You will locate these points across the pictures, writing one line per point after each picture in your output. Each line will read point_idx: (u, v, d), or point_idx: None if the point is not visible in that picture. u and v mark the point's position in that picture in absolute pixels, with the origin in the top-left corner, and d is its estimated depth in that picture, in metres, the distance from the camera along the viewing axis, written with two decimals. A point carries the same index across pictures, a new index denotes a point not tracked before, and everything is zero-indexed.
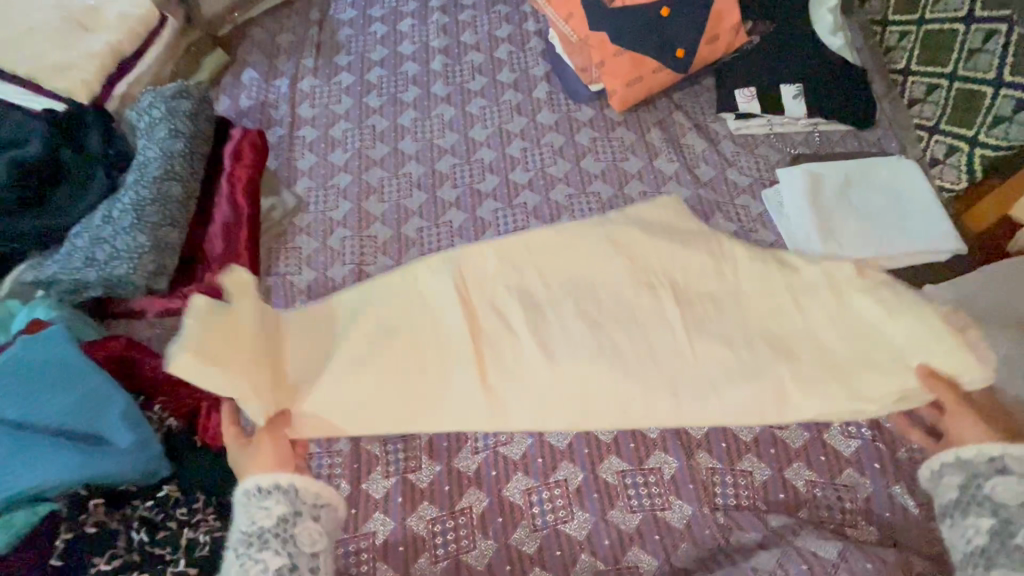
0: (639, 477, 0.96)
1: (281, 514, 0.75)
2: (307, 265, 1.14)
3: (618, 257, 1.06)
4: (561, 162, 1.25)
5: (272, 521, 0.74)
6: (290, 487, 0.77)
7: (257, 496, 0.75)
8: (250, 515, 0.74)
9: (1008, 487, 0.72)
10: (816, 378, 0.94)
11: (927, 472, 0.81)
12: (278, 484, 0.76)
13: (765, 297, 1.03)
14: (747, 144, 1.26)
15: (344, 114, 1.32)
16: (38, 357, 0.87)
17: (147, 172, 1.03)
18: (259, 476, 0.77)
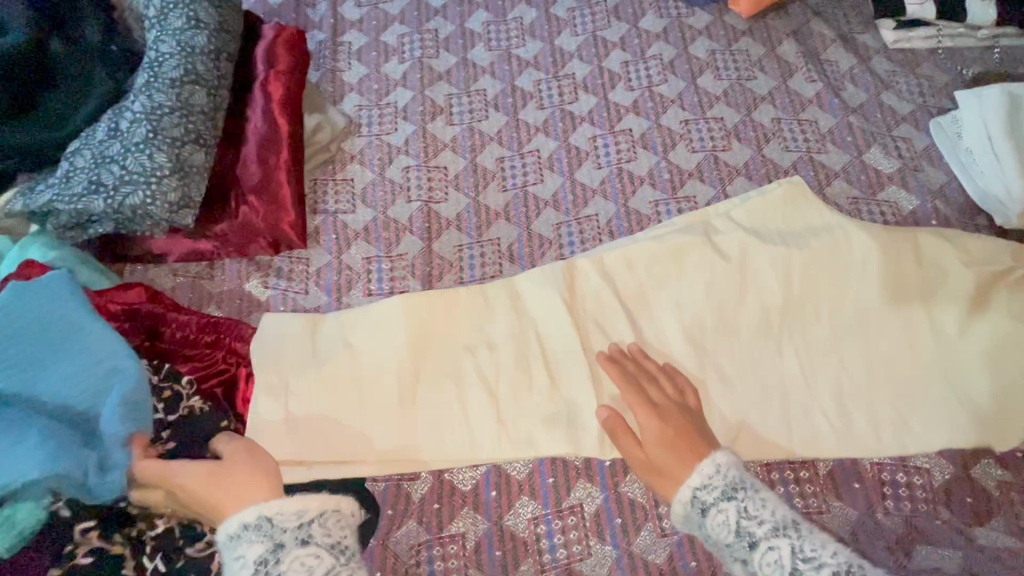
0: (788, 471, 0.77)
1: (259, 558, 0.51)
2: (362, 202, 0.92)
3: (741, 249, 0.85)
4: (673, 79, 1.00)
5: (252, 565, 0.51)
6: (260, 519, 0.53)
7: (236, 542, 0.53)
8: (233, 565, 0.52)
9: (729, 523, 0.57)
10: (979, 425, 0.77)
11: (683, 513, 0.61)
12: (249, 521, 0.53)
13: (924, 309, 0.82)
14: (906, 61, 1.01)
15: (399, 15, 1.07)
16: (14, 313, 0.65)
17: (160, 72, 0.79)
18: (224, 525, 0.54)
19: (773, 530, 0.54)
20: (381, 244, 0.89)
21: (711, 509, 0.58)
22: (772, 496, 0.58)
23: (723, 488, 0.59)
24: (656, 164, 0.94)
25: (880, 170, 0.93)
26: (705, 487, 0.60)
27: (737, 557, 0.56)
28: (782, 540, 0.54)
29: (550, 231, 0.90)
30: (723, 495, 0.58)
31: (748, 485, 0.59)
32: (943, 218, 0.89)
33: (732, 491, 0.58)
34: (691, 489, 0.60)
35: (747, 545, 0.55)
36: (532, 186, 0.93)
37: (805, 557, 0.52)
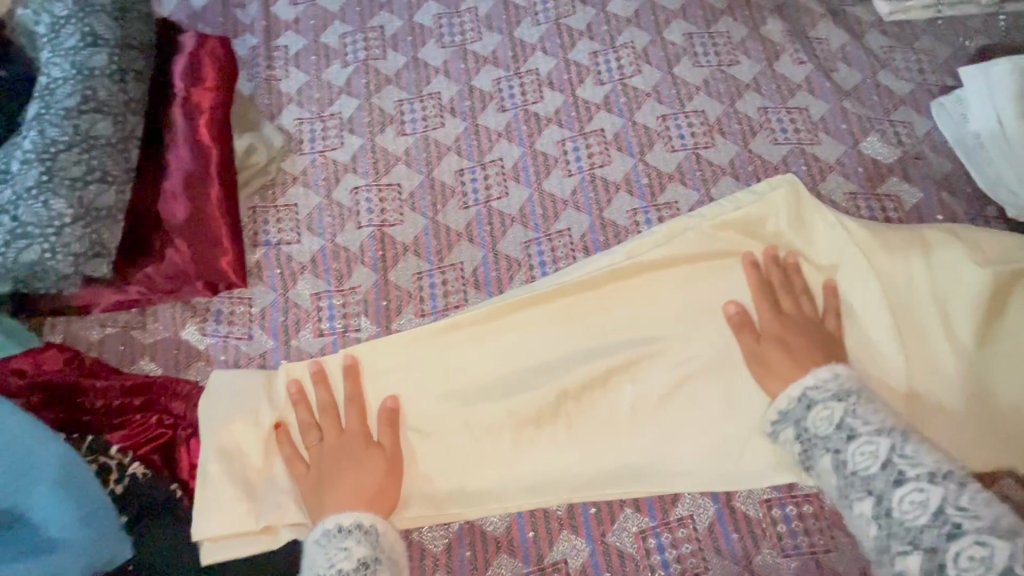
0: (790, 506, 0.70)
1: (362, 559, 0.58)
2: (308, 230, 0.82)
3: (732, 258, 0.75)
4: (648, 70, 0.90)
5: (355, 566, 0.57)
6: (376, 528, 0.60)
7: (334, 537, 0.59)
8: (329, 559, 0.57)
9: (864, 449, 0.56)
10: (1002, 446, 0.69)
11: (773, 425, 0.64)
12: (358, 521, 0.60)
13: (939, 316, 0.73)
14: (903, 35, 0.91)
15: (339, 12, 0.95)
16: None
17: (55, 102, 0.69)
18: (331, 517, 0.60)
19: (877, 430, 0.57)
20: (332, 277, 0.80)
21: (815, 405, 0.61)
22: (881, 408, 0.59)
23: (835, 391, 0.61)
24: (632, 167, 0.85)
25: (878, 161, 0.84)
26: (817, 387, 0.62)
27: (873, 491, 0.54)
28: (883, 437, 0.56)
29: (518, 250, 0.81)
30: (835, 395, 0.60)
31: (863, 393, 0.61)
32: (949, 211, 0.81)
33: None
34: (802, 387, 0.63)
35: (844, 437, 0.58)
36: (497, 200, 0.84)
37: (907, 459, 0.54)
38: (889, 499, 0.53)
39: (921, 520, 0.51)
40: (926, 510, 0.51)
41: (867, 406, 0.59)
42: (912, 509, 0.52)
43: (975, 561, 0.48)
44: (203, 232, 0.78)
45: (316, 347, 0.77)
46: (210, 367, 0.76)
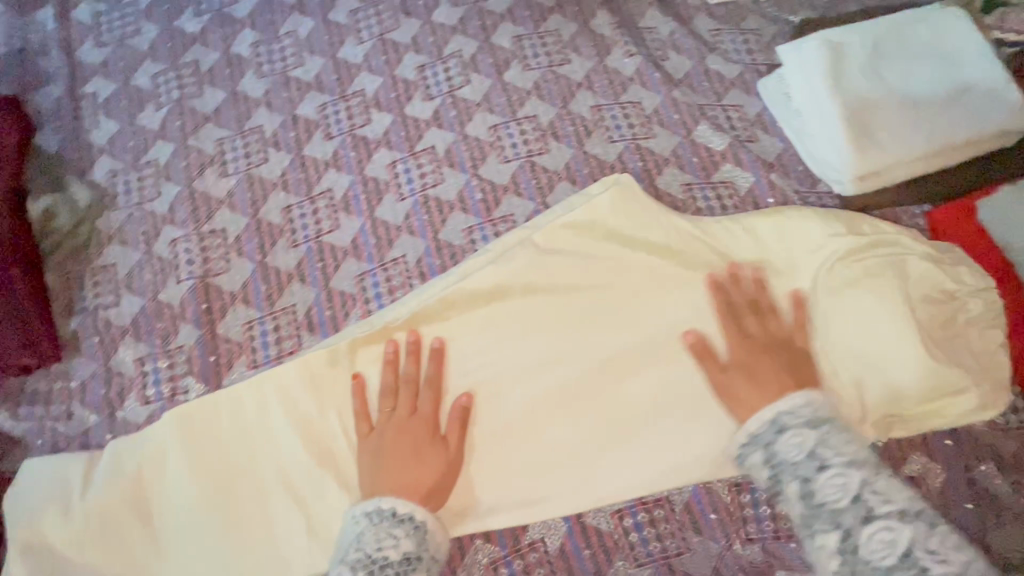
0: (641, 513, 0.70)
1: (407, 554, 0.56)
2: (128, 290, 0.78)
3: (562, 266, 0.76)
4: (476, 79, 0.87)
5: (401, 557, 0.56)
6: (426, 526, 0.59)
7: (387, 521, 0.58)
8: (378, 543, 0.57)
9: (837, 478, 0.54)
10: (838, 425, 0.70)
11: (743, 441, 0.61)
12: (409, 513, 0.59)
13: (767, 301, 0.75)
14: (730, 16, 0.90)
15: (149, 50, 0.89)
16: None
17: None
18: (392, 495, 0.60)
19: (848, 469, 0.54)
20: (156, 339, 0.75)
21: (787, 431, 0.58)
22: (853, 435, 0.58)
23: (809, 418, 0.59)
24: (465, 183, 0.82)
25: (711, 148, 0.83)
26: (794, 413, 0.59)
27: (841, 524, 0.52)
28: (854, 471, 0.53)
29: (352, 285, 0.78)
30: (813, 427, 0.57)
31: (834, 423, 0.58)
32: (780, 193, 0.81)
33: (817, 422, 0.58)
34: (776, 411, 0.60)
35: (815, 464, 0.55)
36: (329, 235, 0.80)
37: (879, 492, 0.52)
38: (855, 536, 0.51)
39: (887, 560, 0.49)
40: (894, 552, 0.49)
41: (843, 439, 0.56)
42: (879, 549, 0.50)
43: (880, 543, 0.50)
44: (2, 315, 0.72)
45: (143, 416, 0.73)
46: (27, 453, 0.71)
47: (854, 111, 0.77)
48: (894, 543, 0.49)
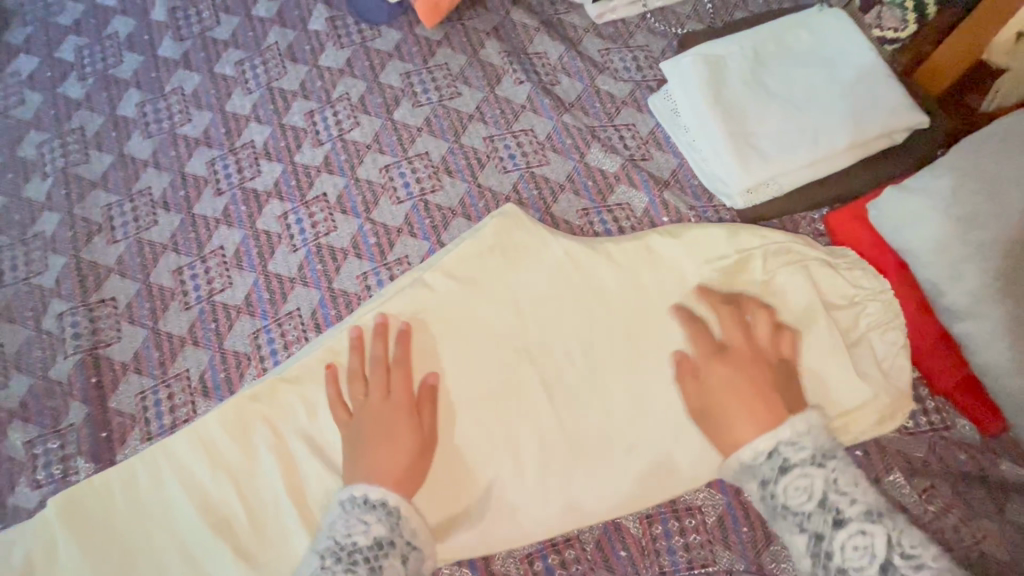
0: (552, 556, 0.68)
1: (377, 538, 0.56)
2: (15, 369, 0.75)
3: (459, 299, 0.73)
4: (366, 120, 0.86)
5: (370, 542, 0.55)
6: (398, 512, 0.58)
7: (358, 508, 0.57)
8: (347, 529, 0.56)
9: (798, 484, 0.56)
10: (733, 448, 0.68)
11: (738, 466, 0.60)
12: (381, 499, 0.58)
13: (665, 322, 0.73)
14: (618, 35, 0.90)
15: (33, 120, 0.88)
16: None
17: None
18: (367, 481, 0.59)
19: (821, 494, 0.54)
20: (45, 419, 0.73)
21: (779, 457, 0.57)
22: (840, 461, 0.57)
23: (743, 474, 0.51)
24: (359, 228, 0.81)
25: (605, 171, 0.83)
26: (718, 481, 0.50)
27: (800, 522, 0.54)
28: (816, 470, 0.56)
29: (247, 344, 0.76)
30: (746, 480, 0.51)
31: (839, 455, 0.58)
32: (674, 210, 0.80)
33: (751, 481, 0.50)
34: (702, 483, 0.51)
35: (777, 470, 0.57)
36: (221, 294, 0.78)
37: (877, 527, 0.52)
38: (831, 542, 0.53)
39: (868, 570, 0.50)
40: (874, 560, 0.51)
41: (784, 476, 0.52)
42: (861, 559, 0.51)
43: (862, 550, 0.51)
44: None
45: (33, 501, 0.70)
46: None
47: (735, 125, 0.76)
48: (873, 551, 0.51)
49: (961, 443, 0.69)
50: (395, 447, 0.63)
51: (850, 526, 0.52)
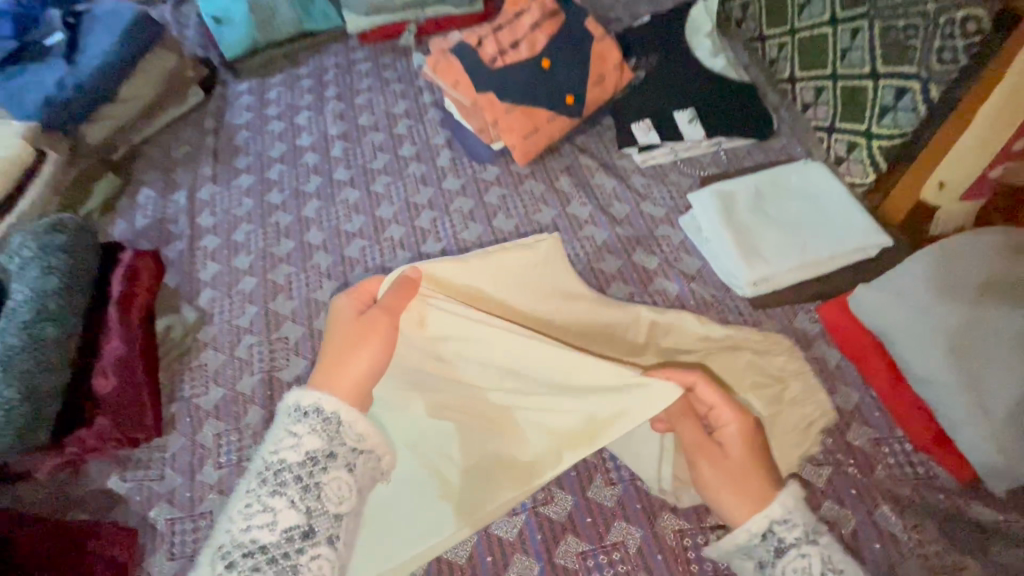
0: (601, 555, 0.84)
1: (312, 453, 0.63)
2: (214, 382, 1.05)
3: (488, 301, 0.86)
4: (473, 226, 1.21)
5: (300, 458, 0.63)
6: (334, 420, 0.65)
7: (295, 424, 0.65)
8: (283, 449, 0.63)
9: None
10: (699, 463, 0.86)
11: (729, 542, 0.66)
12: (313, 408, 0.65)
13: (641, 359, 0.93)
14: (657, 174, 1.24)
15: (246, 216, 1.28)
16: None
17: (14, 316, 0.94)
18: (302, 391, 0.66)
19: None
20: (231, 418, 1.01)
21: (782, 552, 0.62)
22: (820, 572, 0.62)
23: (804, 529, 0.62)
24: None
25: (646, 267, 1.12)
26: (785, 522, 0.63)
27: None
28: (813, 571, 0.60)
29: None
30: (807, 538, 0.62)
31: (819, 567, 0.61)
32: (699, 296, 1.06)
33: (814, 534, 0.62)
34: (769, 522, 0.63)
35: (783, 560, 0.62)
36: None
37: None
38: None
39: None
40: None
41: (842, 556, 0.61)
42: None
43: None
44: (128, 398, 0.98)
45: (216, 479, 0.95)
46: (127, 507, 0.94)
47: (743, 238, 1.05)
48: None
49: (941, 488, 0.85)
50: (360, 334, 0.71)
51: None
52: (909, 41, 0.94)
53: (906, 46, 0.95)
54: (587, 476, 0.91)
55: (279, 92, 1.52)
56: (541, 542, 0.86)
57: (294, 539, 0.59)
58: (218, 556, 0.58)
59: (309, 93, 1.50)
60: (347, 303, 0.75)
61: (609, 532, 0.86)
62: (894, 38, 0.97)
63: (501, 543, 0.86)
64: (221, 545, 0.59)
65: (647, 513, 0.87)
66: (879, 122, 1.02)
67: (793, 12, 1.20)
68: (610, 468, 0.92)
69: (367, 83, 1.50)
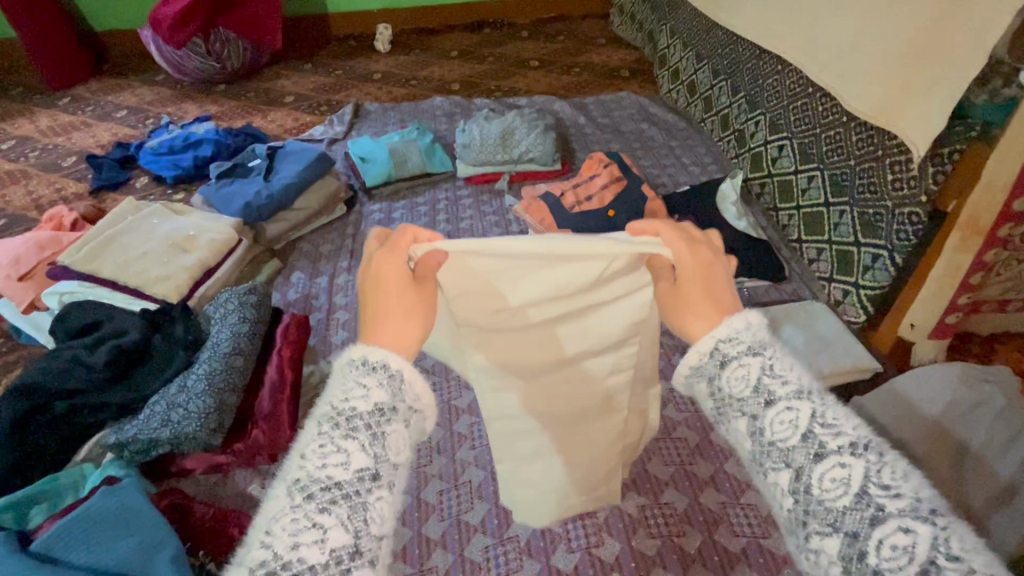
0: None
1: (379, 405, 0.61)
2: None
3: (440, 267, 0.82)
4: None
5: (370, 408, 0.61)
6: (399, 376, 0.64)
7: (357, 372, 0.63)
8: (345, 397, 0.61)
9: (740, 372, 0.61)
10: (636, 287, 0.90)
11: (687, 372, 0.68)
12: (382, 363, 0.64)
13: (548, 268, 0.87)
14: None
15: None
16: (96, 510, 1.00)
17: (217, 349, 1.29)
18: (368, 347, 0.65)
19: (795, 394, 0.58)
20: None
21: (734, 361, 0.62)
22: (776, 358, 0.61)
23: (749, 344, 0.63)
24: None
25: None
26: (733, 340, 0.63)
27: (748, 411, 0.60)
28: (753, 359, 0.61)
29: (466, 429, 1.31)
30: (750, 351, 0.62)
31: (772, 349, 0.62)
32: None
33: (761, 348, 0.62)
34: (716, 339, 0.64)
35: (720, 363, 0.63)
36: (453, 399, 1.37)
37: (819, 413, 0.56)
38: (810, 475, 0.54)
39: (905, 571, 0.47)
40: (848, 490, 0.52)
41: (785, 365, 0.61)
42: (836, 490, 0.52)
43: (787, 424, 0.57)
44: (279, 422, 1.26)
45: None
46: None
47: None
48: (913, 551, 0.47)
49: None
50: (402, 291, 0.70)
51: (833, 457, 0.54)
52: (879, 222, 1.32)
53: (878, 225, 1.33)
54: (631, 529, 1.12)
55: (402, 213, 2.01)
56: (593, 575, 1.06)
57: (364, 479, 0.58)
58: (295, 491, 0.56)
59: (425, 216, 1.98)
60: (385, 264, 0.70)
61: (650, 574, 1.06)
62: (868, 220, 1.35)
63: (559, 573, 1.06)
64: (296, 479, 0.57)
65: (680, 563, 1.07)
66: (863, 276, 1.37)
67: (797, 193, 1.63)
68: (652, 524, 1.12)
69: (470, 213, 1.97)
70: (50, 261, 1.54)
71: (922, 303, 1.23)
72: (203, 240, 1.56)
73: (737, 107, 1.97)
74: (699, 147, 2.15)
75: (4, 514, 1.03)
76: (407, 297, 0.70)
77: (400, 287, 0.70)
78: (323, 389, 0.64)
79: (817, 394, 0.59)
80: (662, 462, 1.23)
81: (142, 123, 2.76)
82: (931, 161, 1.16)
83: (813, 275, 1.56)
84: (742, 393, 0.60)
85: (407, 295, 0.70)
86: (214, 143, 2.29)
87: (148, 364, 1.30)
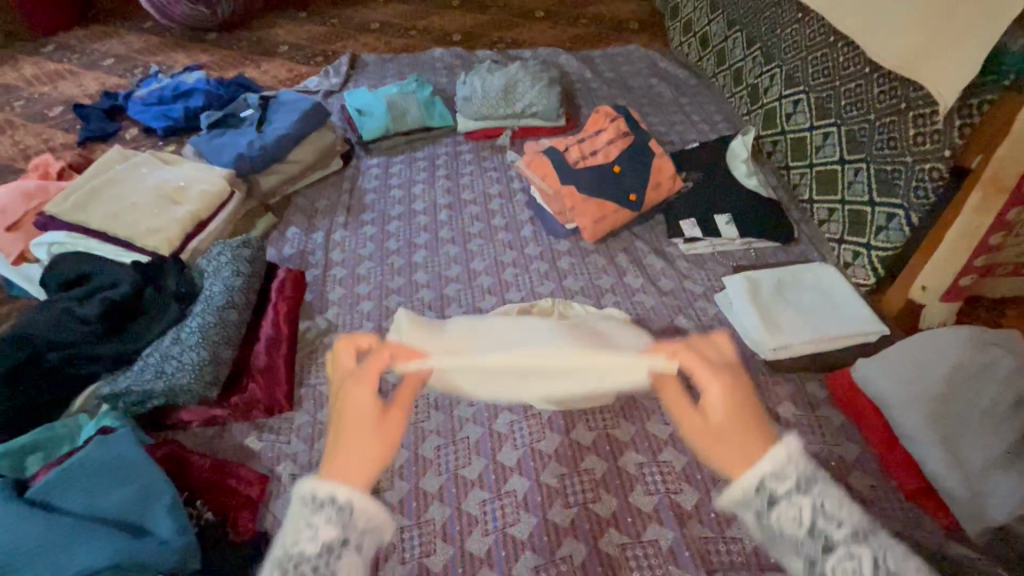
0: (640, 549, 1.03)
1: (328, 542, 0.59)
2: None
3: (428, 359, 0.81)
4: (547, 283, 1.52)
5: (317, 549, 0.58)
6: (351, 506, 0.60)
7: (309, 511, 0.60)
8: (297, 541, 0.59)
9: (787, 515, 0.57)
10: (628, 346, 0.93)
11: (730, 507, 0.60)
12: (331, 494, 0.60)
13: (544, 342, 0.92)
14: (697, 261, 1.54)
15: (368, 256, 1.63)
16: (90, 457, 0.99)
17: (210, 303, 1.26)
18: (317, 482, 0.61)
19: (852, 539, 0.56)
20: None
21: (780, 501, 0.57)
22: (818, 498, 0.57)
23: (795, 482, 0.58)
24: None
25: (686, 330, 1.38)
26: (778, 475, 0.58)
27: (802, 555, 0.56)
28: (802, 499, 0.57)
29: (464, 386, 1.29)
30: (798, 489, 0.57)
31: (817, 486, 0.58)
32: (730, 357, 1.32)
33: (808, 484, 0.58)
34: (763, 475, 0.58)
35: (766, 502, 0.58)
36: None
37: (849, 536, 0.56)
38: None
39: None
40: None
41: (836, 503, 0.57)
42: None
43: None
44: (278, 378, 1.27)
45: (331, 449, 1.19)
46: (260, 461, 1.17)
47: (766, 314, 1.32)
48: None
49: (926, 530, 1.03)
50: (371, 432, 0.64)
51: None
52: (896, 180, 1.27)
53: (894, 183, 1.27)
54: (628, 486, 1.12)
55: (400, 168, 1.94)
56: (589, 529, 1.06)
57: None
58: None
59: (424, 172, 1.92)
60: (363, 400, 0.65)
61: (646, 530, 1.06)
62: (886, 177, 1.30)
63: (556, 526, 1.06)
64: None
65: (677, 519, 1.07)
66: (876, 237, 1.33)
67: (810, 151, 1.56)
68: (650, 482, 1.12)
69: (470, 169, 1.91)
70: (37, 211, 1.49)
71: (936, 265, 1.19)
72: (194, 192, 1.51)
73: (752, 60, 1.88)
74: (709, 104, 2.07)
75: (0, 461, 1.03)
76: (365, 439, 0.63)
77: (369, 422, 0.64)
78: (278, 530, 0.62)
79: (870, 534, 0.57)
80: (662, 422, 1.22)
81: (130, 72, 2.65)
82: (958, 113, 1.10)
83: (823, 236, 1.51)
84: (793, 538, 0.56)
85: (363, 404, 0.65)
86: (206, 93, 2.21)
87: (140, 316, 1.28)
